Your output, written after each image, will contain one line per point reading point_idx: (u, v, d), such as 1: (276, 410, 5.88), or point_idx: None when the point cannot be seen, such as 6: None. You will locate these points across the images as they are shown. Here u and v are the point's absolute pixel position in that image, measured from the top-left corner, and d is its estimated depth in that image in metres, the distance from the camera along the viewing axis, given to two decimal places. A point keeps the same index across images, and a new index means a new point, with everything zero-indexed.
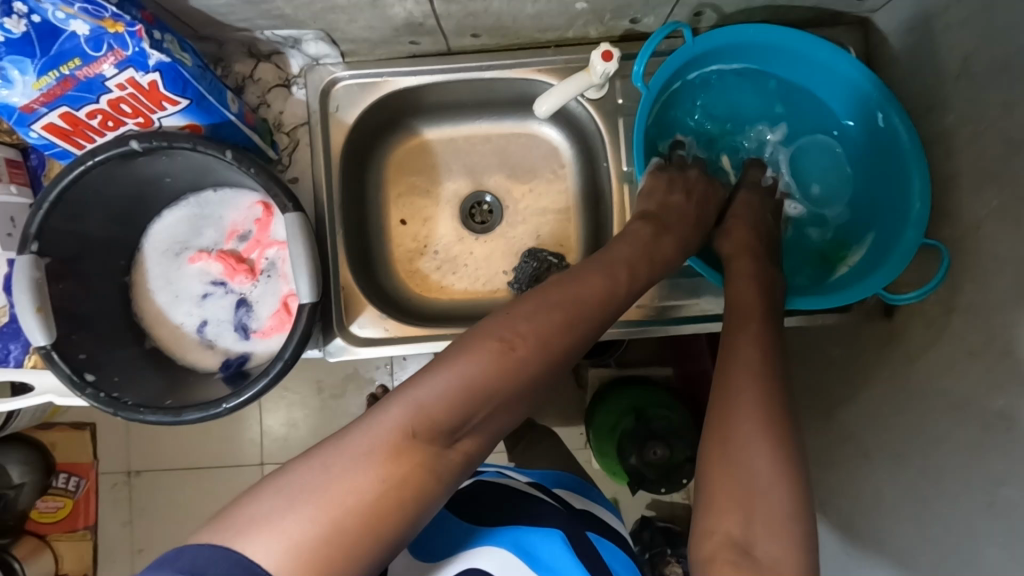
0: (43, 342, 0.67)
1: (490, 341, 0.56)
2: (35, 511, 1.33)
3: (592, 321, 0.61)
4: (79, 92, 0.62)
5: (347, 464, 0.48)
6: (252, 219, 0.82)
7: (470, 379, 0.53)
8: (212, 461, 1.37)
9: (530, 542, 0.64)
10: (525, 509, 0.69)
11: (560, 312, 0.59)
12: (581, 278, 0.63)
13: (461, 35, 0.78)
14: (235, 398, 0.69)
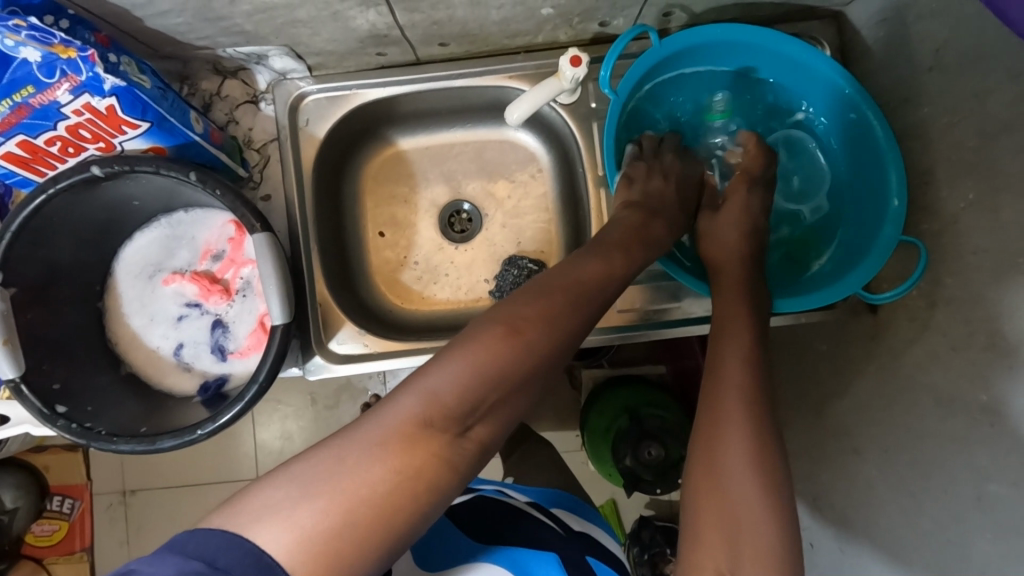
0: (12, 375, 0.66)
1: (498, 326, 0.54)
2: (31, 535, 1.31)
3: (590, 310, 0.60)
4: (35, 119, 0.60)
5: (360, 455, 0.46)
6: (226, 238, 0.81)
7: (482, 364, 0.51)
8: (206, 478, 1.36)
9: (522, 561, 0.62)
10: (524, 530, 0.67)
11: (561, 295, 0.58)
12: (579, 264, 0.63)
13: (428, 44, 0.76)
14: (211, 423, 0.68)
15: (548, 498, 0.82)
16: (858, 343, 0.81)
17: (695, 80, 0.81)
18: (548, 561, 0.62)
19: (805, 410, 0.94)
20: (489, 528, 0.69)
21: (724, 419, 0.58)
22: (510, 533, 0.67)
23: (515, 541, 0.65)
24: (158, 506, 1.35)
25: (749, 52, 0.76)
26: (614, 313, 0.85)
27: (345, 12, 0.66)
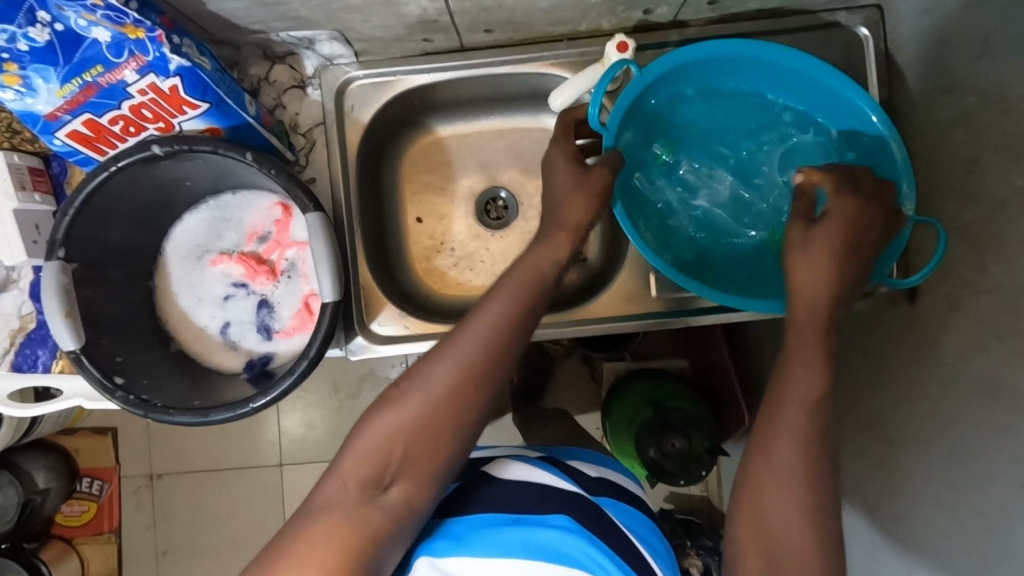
0: (74, 346, 0.68)
1: (395, 393, 0.60)
2: (60, 515, 1.36)
3: (496, 361, 0.61)
4: (101, 98, 0.62)
5: (308, 526, 0.56)
6: (272, 220, 0.83)
7: (387, 431, 0.58)
8: (233, 463, 1.39)
9: (541, 534, 0.60)
10: (526, 492, 0.65)
11: (460, 354, 0.61)
12: (485, 311, 0.63)
13: (474, 31, 0.77)
14: (262, 397, 0.69)
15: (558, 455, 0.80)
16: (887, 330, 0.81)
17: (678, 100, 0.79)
18: (570, 526, 0.61)
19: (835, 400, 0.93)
20: (486, 497, 0.66)
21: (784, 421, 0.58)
22: (512, 496, 0.65)
23: (519, 510, 0.63)
24: (184, 489, 1.38)
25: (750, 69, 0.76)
26: (649, 298, 0.86)
27: None
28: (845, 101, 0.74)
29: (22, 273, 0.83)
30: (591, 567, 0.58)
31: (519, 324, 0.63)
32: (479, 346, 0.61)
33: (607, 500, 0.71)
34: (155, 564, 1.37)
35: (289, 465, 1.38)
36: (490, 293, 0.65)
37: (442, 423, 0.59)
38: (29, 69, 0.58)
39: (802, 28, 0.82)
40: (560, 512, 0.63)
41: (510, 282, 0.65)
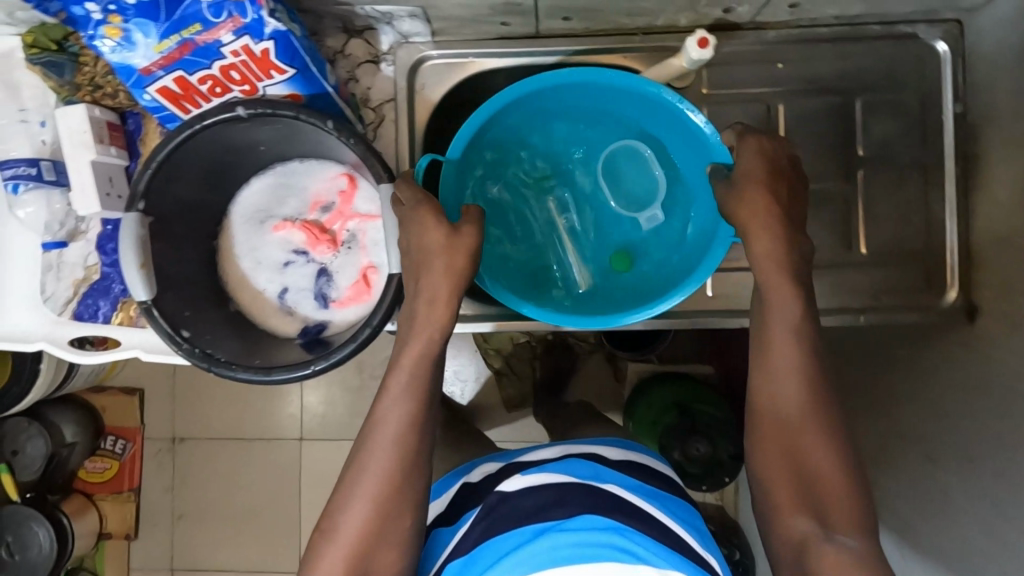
0: (145, 298, 0.70)
1: (333, 519, 0.63)
2: (83, 471, 1.37)
3: (413, 442, 0.64)
4: (195, 57, 0.64)
5: None
6: (337, 191, 0.84)
7: (338, 560, 0.61)
8: (253, 432, 1.40)
9: (569, 537, 0.61)
10: (539, 501, 0.66)
11: (379, 457, 0.64)
12: (389, 403, 0.65)
13: (553, 17, 0.78)
14: (324, 361, 0.71)
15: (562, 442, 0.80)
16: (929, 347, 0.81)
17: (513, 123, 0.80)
18: (592, 525, 0.62)
19: (867, 415, 0.92)
20: (504, 513, 0.66)
21: (786, 403, 0.63)
22: (527, 506, 0.65)
23: (540, 520, 0.63)
24: (204, 454, 1.40)
25: (548, 97, 0.77)
26: (705, 297, 0.85)
27: None
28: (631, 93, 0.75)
29: (90, 225, 0.85)
30: (620, 556, 0.59)
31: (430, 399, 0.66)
32: (387, 444, 0.64)
33: (622, 477, 0.71)
34: (171, 526, 1.40)
35: (308, 440, 1.39)
36: (379, 405, 0.65)
37: (381, 534, 0.62)
38: (131, 23, 0.60)
39: (881, 37, 0.82)
40: (580, 512, 0.63)
41: (394, 390, 0.66)
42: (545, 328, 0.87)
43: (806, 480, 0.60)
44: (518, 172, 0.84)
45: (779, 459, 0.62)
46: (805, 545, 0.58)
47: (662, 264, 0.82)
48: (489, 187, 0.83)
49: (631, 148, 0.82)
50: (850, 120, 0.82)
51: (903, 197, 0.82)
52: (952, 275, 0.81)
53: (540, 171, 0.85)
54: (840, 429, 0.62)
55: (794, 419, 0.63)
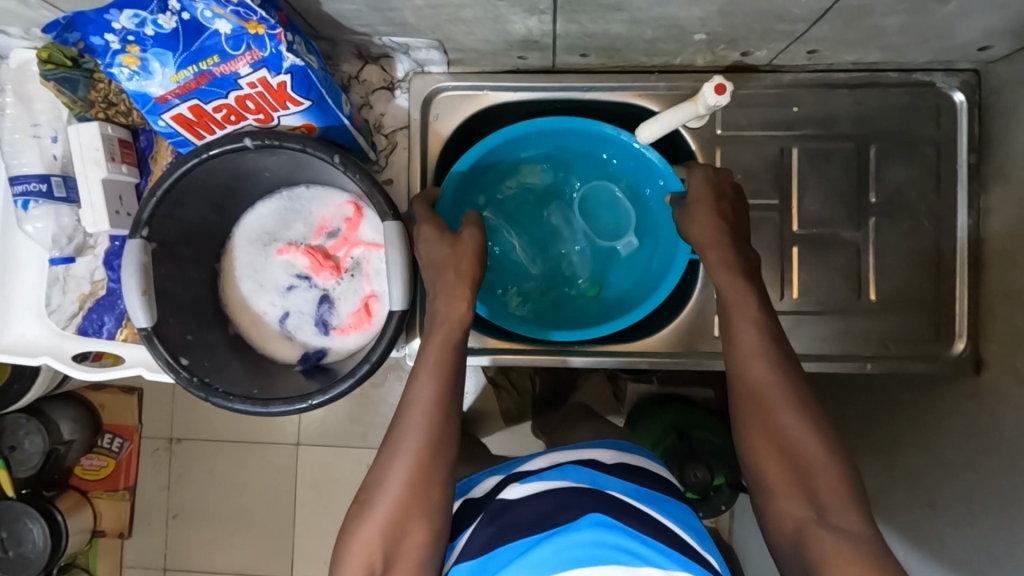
0: (145, 324, 0.69)
1: (368, 497, 0.62)
2: (79, 467, 1.38)
3: (438, 423, 0.63)
4: (212, 87, 0.64)
5: None
6: (342, 218, 0.84)
7: (377, 532, 0.60)
8: (247, 436, 1.39)
9: (569, 537, 0.58)
10: (543, 507, 0.63)
11: (412, 434, 0.63)
12: (417, 383, 0.65)
13: (570, 53, 0.77)
14: (321, 395, 0.70)
15: (561, 449, 0.77)
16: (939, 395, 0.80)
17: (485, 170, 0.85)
18: (593, 527, 0.59)
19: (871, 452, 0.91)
20: (507, 521, 0.64)
21: (767, 391, 0.63)
22: (528, 516, 0.63)
23: (544, 527, 0.61)
24: (200, 455, 1.40)
25: (513, 144, 0.83)
26: (710, 337, 0.85)
27: (508, 17, 0.66)
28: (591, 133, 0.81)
29: (98, 240, 0.84)
30: (620, 557, 0.56)
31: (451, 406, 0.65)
32: (421, 420, 0.63)
33: (619, 483, 0.68)
34: (164, 524, 1.40)
35: (305, 445, 1.38)
36: (410, 386, 0.65)
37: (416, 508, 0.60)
38: (149, 52, 0.60)
39: (898, 84, 0.81)
40: (584, 512, 0.61)
41: (417, 398, 0.64)
42: (554, 362, 0.85)
43: (801, 502, 0.58)
44: (504, 201, 0.89)
45: (773, 471, 0.60)
46: (802, 531, 0.57)
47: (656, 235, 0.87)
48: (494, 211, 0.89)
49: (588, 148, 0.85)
50: (864, 166, 0.82)
51: (915, 243, 0.81)
52: (961, 323, 0.81)
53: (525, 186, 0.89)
54: (826, 419, 0.62)
55: (782, 409, 0.62)
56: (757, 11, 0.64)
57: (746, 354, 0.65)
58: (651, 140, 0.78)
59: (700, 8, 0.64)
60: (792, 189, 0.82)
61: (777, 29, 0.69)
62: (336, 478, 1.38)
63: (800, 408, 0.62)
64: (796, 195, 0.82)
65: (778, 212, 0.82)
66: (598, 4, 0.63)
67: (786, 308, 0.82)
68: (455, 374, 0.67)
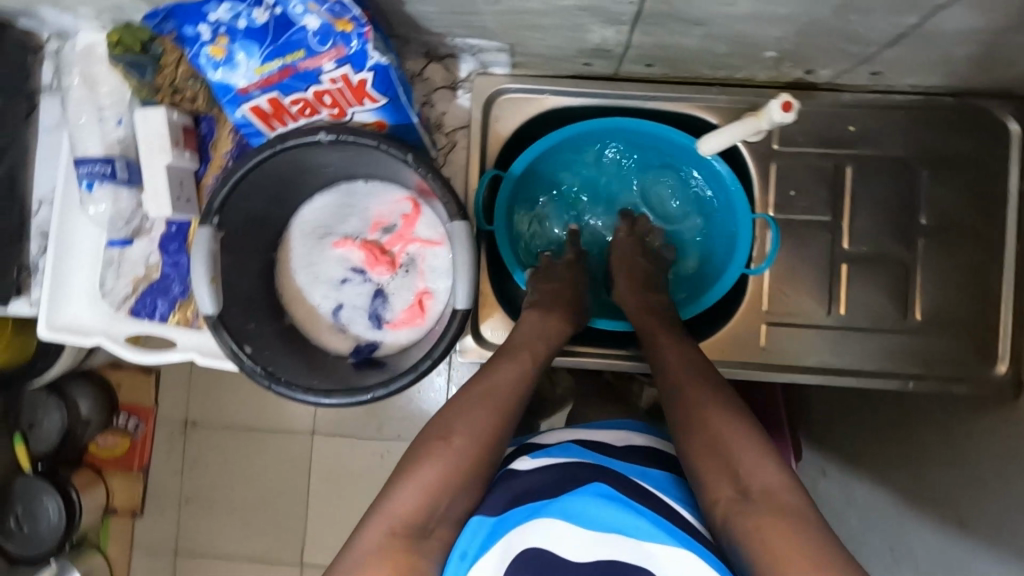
0: (212, 311, 0.70)
1: (430, 441, 0.60)
2: (94, 444, 1.33)
3: (516, 394, 0.65)
4: (293, 80, 0.64)
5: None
6: (400, 214, 0.84)
7: (441, 472, 0.57)
8: (266, 425, 1.39)
9: (572, 505, 0.54)
10: (550, 479, 0.59)
11: (499, 395, 0.64)
12: (502, 356, 0.69)
13: (636, 63, 0.77)
14: (383, 389, 0.71)
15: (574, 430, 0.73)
16: (972, 413, 0.80)
17: (546, 161, 0.87)
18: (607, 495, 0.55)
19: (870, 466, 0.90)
20: (524, 485, 0.59)
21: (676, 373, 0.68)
22: (545, 484, 0.58)
23: (553, 493, 0.56)
24: (214, 443, 1.39)
25: (581, 139, 0.84)
26: (755, 347, 0.84)
27: (587, 26, 0.67)
28: (666, 138, 0.83)
29: (154, 224, 0.85)
30: (623, 529, 0.52)
31: (526, 379, 0.68)
32: (505, 385, 0.65)
33: (632, 465, 0.65)
34: (176, 511, 1.39)
35: (320, 434, 1.37)
36: (501, 362, 0.69)
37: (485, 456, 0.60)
38: (237, 44, 0.61)
39: (953, 109, 0.82)
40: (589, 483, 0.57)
41: (506, 367, 0.67)
42: (601, 366, 0.85)
43: (723, 481, 0.57)
44: (562, 189, 0.91)
45: (689, 448, 0.61)
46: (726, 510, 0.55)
47: (707, 231, 0.90)
48: (553, 199, 0.91)
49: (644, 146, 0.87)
50: (915, 188, 0.83)
51: (961, 267, 0.83)
52: (1004, 348, 0.82)
53: (581, 174, 0.91)
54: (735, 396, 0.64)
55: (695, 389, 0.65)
56: (834, 32, 0.66)
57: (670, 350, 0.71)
58: (715, 150, 0.79)
59: (779, 27, 0.65)
60: (844, 207, 0.84)
61: (849, 51, 0.70)
62: (352, 469, 1.37)
63: (711, 390, 0.64)
64: (848, 214, 0.84)
65: (829, 229, 0.84)
66: (680, 18, 0.64)
67: (832, 322, 0.84)
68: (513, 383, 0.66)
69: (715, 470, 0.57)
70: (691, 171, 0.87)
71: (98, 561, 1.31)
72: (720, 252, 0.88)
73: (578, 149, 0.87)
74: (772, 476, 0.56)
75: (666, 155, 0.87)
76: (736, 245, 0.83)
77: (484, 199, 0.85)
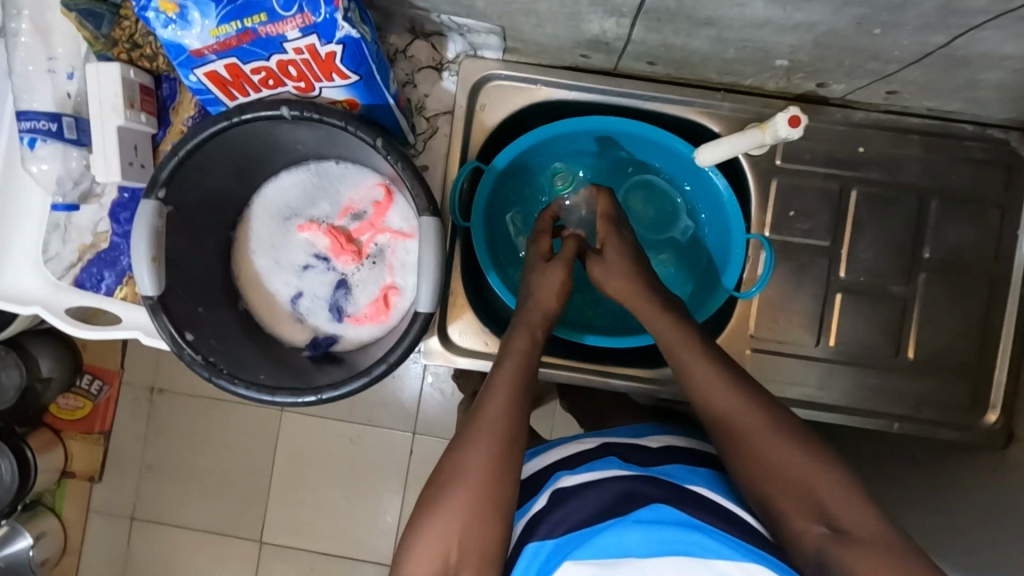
0: (152, 294, 0.65)
1: (456, 453, 0.55)
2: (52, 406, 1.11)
3: (523, 385, 0.60)
4: (254, 47, 0.58)
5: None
6: (371, 201, 0.78)
7: (470, 485, 0.53)
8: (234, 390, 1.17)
9: (634, 532, 0.49)
10: (600, 499, 0.53)
11: (505, 390, 0.59)
12: (508, 349, 0.64)
13: (637, 60, 0.71)
14: (331, 390, 0.66)
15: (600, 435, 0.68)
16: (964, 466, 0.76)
17: (527, 157, 0.81)
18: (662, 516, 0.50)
19: None
20: (563, 503, 0.54)
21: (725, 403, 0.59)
22: (585, 505, 0.53)
23: (604, 517, 0.51)
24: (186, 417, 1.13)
25: (568, 136, 0.79)
26: None
27: (584, 15, 0.61)
28: (664, 145, 0.78)
29: (106, 189, 0.78)
30: (690, 551, 0.48)
31: (532, 367, 0.62)
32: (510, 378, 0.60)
33: (668, 467, 0.60)
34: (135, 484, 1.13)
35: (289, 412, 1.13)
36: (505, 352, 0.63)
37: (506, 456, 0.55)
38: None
39: (971, 138, 0.77)
40: (648, 504, 0.52)
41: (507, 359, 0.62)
42: (572, 380, 0.80)
43: (812, 519, 0.52)
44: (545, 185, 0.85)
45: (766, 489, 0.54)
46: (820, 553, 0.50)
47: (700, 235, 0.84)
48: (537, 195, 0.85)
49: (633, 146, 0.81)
50: (923, 218, 0.78)
51: (964, 307, 0.78)
52: (998, 395, 0.78)
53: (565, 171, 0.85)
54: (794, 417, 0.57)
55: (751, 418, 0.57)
56: (853, 47, 0.60)
57: (703, 386, 0.60)
58: (714, 161, 0.73)
59: (794, 36, 0.59)
60: (845, 234, 0.78)
61: (867, 67, 0.64)
62: (320, 453, 1.13)
63: (770, 431, 0.56)
64: (849, 240, 0.78)
65: (827, 255, 0.79)
66: (688, 16, 0.58)
67: (820, 354, 0.79)
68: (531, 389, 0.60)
69: (798, 510, 0.53)
70: (685, 174, 0.82)
71: (52, 524, 1.10)
72: (710, 270, 0.82)
73: (560, 145, 0.81)
74: (855, 505, 0.52)
75: (660, 159, 0.82)
76: (727, 258, 0.78)
77: (462, 193, 0.79)
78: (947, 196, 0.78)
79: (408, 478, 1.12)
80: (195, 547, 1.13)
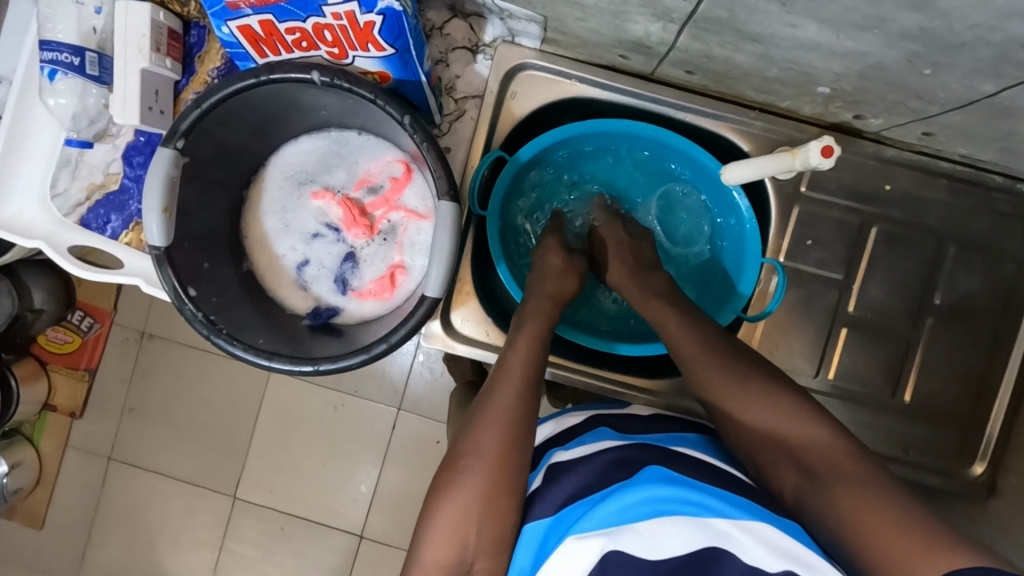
0: (159, 244, 0.63)
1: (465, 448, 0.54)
2: (42, 337, 1.10)
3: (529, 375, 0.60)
4: (292, 6, 0.56)
5: None
6: (389, 176, 0.77)
7: (476, 481, 0.52)
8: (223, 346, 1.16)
9: (633, 494, 0.48)
10: (598, 467, 0.54)
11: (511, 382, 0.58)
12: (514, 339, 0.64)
13: (675, 67, 0.70)
14: (330, 362, 0.65)
15: (587, 408, 0.69)
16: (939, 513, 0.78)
17: (550, 153, 0.80)
18: (660, 478, 0.50)
19: None
20: (563, 475, 0.55)
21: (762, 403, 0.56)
22: (584, 476, 0.53)
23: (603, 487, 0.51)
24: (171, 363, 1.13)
25: (596, 136, 0.78)
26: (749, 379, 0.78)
27: (631, 15, 0.60)
28: (690, 157, 0.77)
29: (121, 130, 0.77)
30: (692, 509, 0.47)
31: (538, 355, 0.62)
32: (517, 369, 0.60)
33: (657, 435, 0.60)
34: (117, 420, 1.13)
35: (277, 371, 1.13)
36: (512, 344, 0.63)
37: (515, 448, 0.54)
38: None
39: (999, 190, 0.76)
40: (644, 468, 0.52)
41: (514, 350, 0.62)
42: (578, 383, 0.79)
43: None
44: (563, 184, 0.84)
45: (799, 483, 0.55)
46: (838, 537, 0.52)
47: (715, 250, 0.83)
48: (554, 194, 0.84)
49: (658, 154, 0.80)
50: (938, 263, 0.78)
51: (967, 355, 0.78)
52: (986, 447, 0.78)
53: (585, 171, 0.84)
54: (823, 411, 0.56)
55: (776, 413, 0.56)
56: (898, 83, 0.59)
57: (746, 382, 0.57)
58: (737, 182, 0.72)
59: (841, 64, 0.58)
60: (858, 269, 0.78)
61: (908, 105, 0.63)
62: (304, 416, 1.13)
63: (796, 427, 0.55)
64: (861, 276, 0.78)
65: (837, 288, 0.78)
66: (736, 30, 0.57)
67: (818, 387, 0.79)
68: (536, 380, 0.60)
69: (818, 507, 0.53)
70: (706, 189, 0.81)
71: (28, 455, 1.10)
72: (719, 289, 0.82)
73: (583, 148, 0.80)
74: None
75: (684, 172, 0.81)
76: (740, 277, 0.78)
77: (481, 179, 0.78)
78: (965, 244, 0.77)
79: (388, 452, 1.12)
80: (166, 495, 1.13)
